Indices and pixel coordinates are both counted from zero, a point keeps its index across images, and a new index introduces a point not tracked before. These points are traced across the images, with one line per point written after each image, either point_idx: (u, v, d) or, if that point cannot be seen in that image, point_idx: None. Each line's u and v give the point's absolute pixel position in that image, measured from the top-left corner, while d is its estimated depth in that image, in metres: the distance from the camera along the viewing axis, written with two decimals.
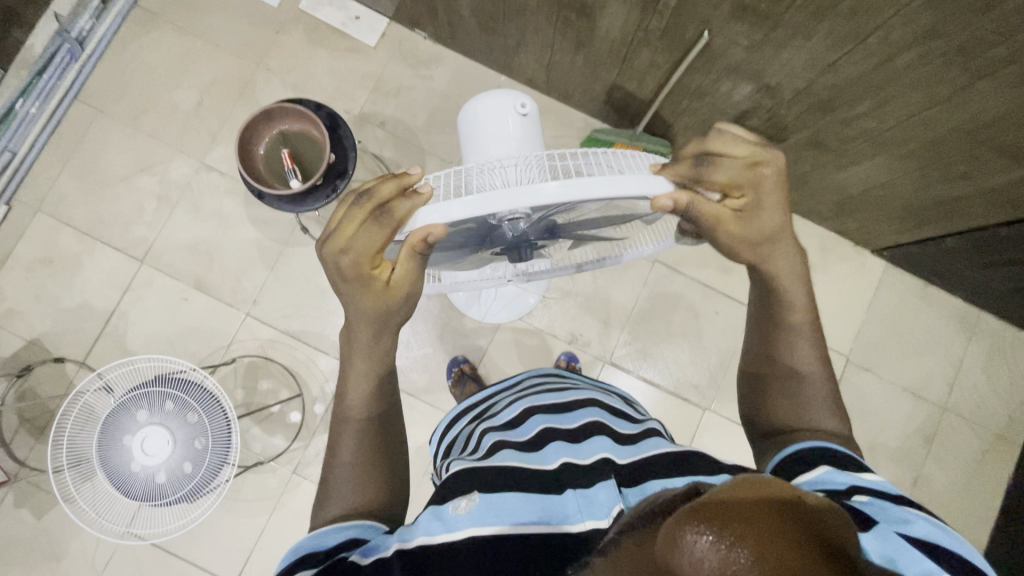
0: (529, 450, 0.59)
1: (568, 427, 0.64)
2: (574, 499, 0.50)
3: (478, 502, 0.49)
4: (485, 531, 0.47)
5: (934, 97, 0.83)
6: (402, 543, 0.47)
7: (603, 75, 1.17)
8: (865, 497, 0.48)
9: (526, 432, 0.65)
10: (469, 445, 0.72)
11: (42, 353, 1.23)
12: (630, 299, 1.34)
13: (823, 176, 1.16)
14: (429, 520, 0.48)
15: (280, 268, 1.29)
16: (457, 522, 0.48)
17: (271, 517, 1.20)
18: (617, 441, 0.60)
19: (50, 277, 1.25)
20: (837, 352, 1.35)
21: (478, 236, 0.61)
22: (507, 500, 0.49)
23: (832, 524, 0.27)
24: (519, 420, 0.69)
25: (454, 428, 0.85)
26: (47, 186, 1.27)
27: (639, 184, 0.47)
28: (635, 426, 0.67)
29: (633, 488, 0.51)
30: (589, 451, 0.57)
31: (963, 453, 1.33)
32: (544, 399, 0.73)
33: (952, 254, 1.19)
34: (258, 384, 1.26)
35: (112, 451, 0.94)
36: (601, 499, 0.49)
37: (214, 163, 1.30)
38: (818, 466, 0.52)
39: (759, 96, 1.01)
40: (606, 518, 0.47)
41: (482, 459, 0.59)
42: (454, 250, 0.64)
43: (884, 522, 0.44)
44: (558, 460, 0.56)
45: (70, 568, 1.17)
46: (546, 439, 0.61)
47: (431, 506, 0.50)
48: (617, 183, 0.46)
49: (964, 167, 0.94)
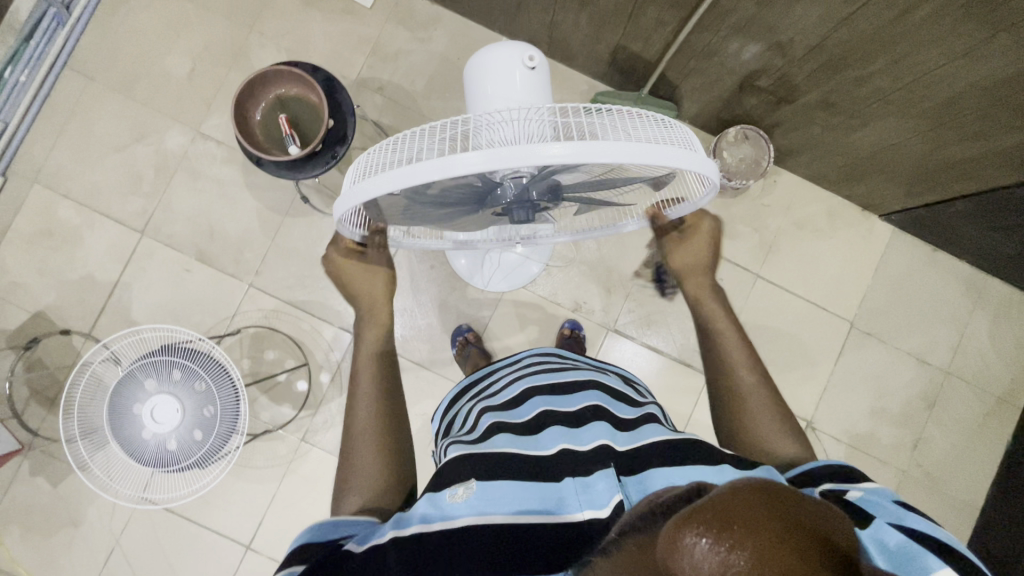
0: (526, 434, 0.61)
1: (568, 411, 0.64)
2: (573, 488, 0.52)
3: (475, 490, 0.51)
4: (485, 520, 0.49)
5: (952, 51, 0.80)
6: (398, 529, 0.49)
7: (608, 35, 1.13)
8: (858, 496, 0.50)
9: (524, 416, 0.65)
10: (467, 425, 0.73)
11: (47, 325, 1.23)
12: (635, 267, 1.33)
13: (834, 139, 1.13)
14: (428, 508, 0.50)
15: (282, 238, 1.28)
16: (455, 510, 0.50)
17: (283, 482, 1.23)
18: (615, 427, 0.61)
19: (51, 250, 1.25)
20: (841, 317, 1.35)
21: (477, 193, 0.58)
22: (505, 492, 0.51)
23: (832, 521, 0.28)
24: (518, 402, 0.69)
25: (454, 406, 0.86)
26: (43, 158, 1.25)
27: (643, 153, 0.44)
28: (634, 410, 0.67)
29: (633, 476, 0.52)
30: (588, 437, 0.58)
31: (964, 416, 1.34)
32: (543, 379, 0.73)
33: (961, 217, 1.17)
34: (264, 354, 1.26)
35: (122, 419, 0.95)
36: (600, 489, 0.51)
37: (210, 132, 1.28)
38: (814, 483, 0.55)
39: (770, 54, 0.98)
40: (606, 507, 0.49)
41: (479, 443, 0.60)
42: (448, 211, 0.61)
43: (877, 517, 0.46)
44: (556, 446, 0.57)
45: (88, 533, 1.20)
46: (545, 422, 0.62)
47: (428, 493, 0.52)
48: (625, 150, 0.43)
49: (978, 127, 0.92)
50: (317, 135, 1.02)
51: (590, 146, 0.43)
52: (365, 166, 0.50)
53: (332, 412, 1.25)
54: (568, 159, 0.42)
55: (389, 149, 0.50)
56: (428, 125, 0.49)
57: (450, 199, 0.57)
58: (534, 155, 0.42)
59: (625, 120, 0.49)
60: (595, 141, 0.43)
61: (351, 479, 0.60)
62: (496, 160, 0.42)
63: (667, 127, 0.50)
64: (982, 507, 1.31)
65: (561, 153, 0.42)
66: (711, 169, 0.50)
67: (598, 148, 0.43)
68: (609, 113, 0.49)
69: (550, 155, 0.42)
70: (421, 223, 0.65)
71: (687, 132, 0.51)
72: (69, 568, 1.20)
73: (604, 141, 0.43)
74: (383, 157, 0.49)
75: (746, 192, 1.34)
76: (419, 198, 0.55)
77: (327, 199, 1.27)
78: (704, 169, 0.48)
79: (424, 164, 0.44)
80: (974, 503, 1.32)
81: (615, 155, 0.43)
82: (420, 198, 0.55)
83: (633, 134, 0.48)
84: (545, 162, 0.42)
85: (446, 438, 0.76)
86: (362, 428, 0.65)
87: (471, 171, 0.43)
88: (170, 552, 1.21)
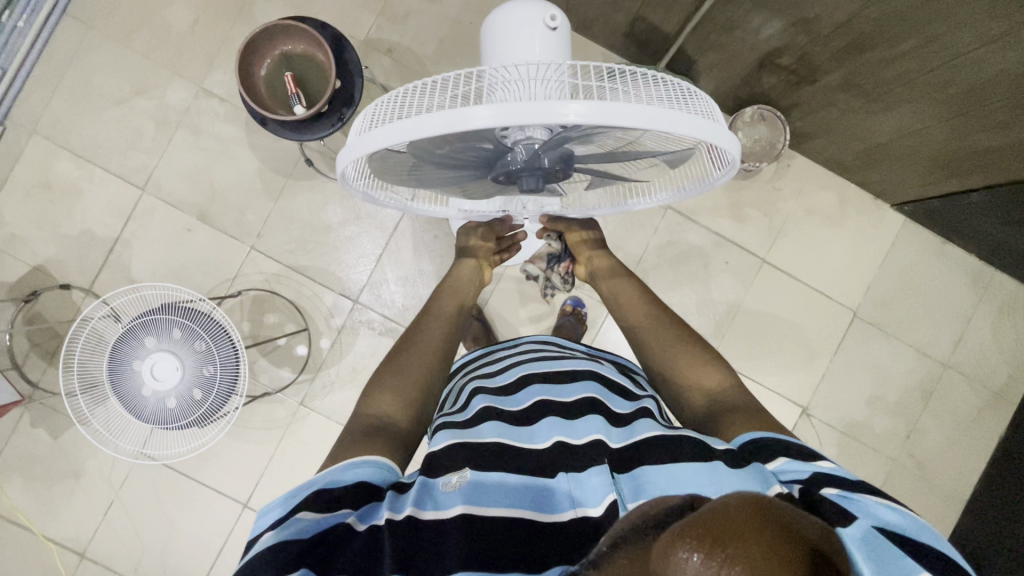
0: (520, 424, 0.62)
1: (564, 401, 0.65)
2: (565, 483, 0.54)
3: (468, 480, 0.54)
4: (476, 510, 0.51)
5: (986, 34, 0.77)
6: (393, 513, 0.50)
7: (628, 4, 1.09)
8: (835, 488, 0.50)
9: (521, 402, 0.66)
10: (458, 401, 0.73)
11: (47, 279, 1.23)
12: (640, 245, 1.31)
13: (853, 123, 1.10)
14: (420, 493, 0.52)
15: (284, 201, 1.26)
16: (447, 501, 0.52)
17: (282, 444, 1.24)
18: (611, 421, 0.63)
19: (51, 203, 1.23)
20: (845, 306, 1.34)
21: (485, 158, 0.56)
22: (496, 488, 0.53)
23: (808, 534, 0.31)
24: (514, 387, 0.69)
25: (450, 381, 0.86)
26: (42, 108, 1.22)
27: (662, 118, 0.42)
28: (633, 402, 0.68)
29: (626, 472, 0.54)
30: (583, 430, 0.60)
31: (959, 409, 1.35)
32: (541, 365, 0.73)
33: (975, 209, 1.15)
34: (264, 318, 1.26)
35: (122, 376, 0.95)
36: (593, 484, 0.53)
37: (213, 89, 1.25)
38: (776, 457, 0.54)
39: (794, 31, 0.95)
40: (599, 505, 0.52)
41: (471, 429, 0.61)
42: (453, 173, 0.58)
43: (860, 515, 0.46)
44: (548, 439, 0.59)
45: (87, 485, 1.22)
46: (540, 412, 0.63)
47: (421, 477, 0.54)
48: (643, 113, 0.41)
49: (1004, 116, 0.89)
50: (323, 95, 0.99)
51: (607, 107, 0.41)
52: (372, 117, 0.48)
53: (330, 377, 1.25)
54: (583, 119, 0.40)
55: (396, 101, 0.47)
56: (439, 77, 0.47)
57: (457, 159, 0.55)
58: (548, 113, 0.40)
59: (644, 86, 0.47)
60: (614, 102, 0.41)
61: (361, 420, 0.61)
62: (509, 115, 0.40)
63: (689, 96, 0.48)
64: (970, 498, 1.33)
65: (577, 112, 0.40)
66: (730, 142, 0.48)
67: (616, 111, 0.41)
68: (629, 75, 0.46)
69: (565, 116, 0.40)
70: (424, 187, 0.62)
71: (707, 101, 0.49)
72: (68, 518, 1.22)
73: (621, 103, 0.42)
74: (391, 109, 0.47)
75: (758, 175, 1.31)
76: (425, 153, 0.53)
77: (331, 163, 1.25)
78: (724, 142, 0.46)
79: (434, 115, 0.42)
80: (962, 494, 1.34)
81: (633, 120, 0.41)
82: (428, 154, 0.53)
83: (653, 100, 0.45)
84: (559, 120, 0.40)
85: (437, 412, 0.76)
86: (390, 378, 0.66)
87: (481, 125, 0.41)
88: (169, 507, 1.23)
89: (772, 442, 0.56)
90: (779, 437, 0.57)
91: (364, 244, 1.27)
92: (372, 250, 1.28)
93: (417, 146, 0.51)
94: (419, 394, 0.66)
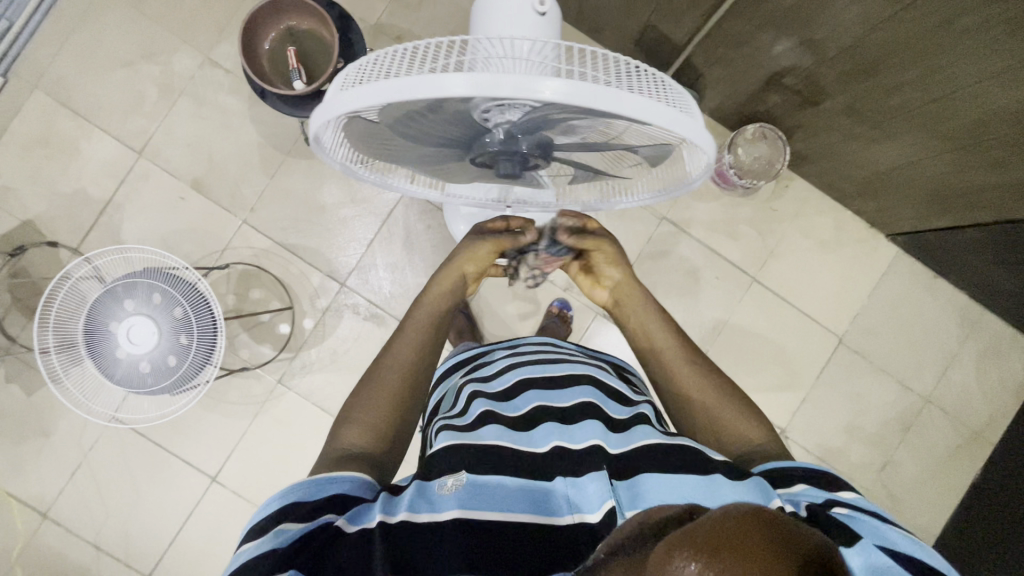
0: (518, 429, 0.61)
1: (561, 406, 0.64)
2: (563, 489, 0.54)
3: (464, 483, 0.53)
4: (473, 514, 0.50)
5: (987, 70, 0.78)
6: (387, 515, 0.49)
7: (639, 11, 1.09)
8: (845, 509, 0.50)
9: (519, 408, 0.65)
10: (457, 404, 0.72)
11: (35, 235, 1.22)
12: (632, 253, 1.31)
13: (853, 149, 1.10)
14: (416, 495, 0.51)
15: (281, 178, 1.25)
16: (443, 502, 0.51)
17: (256, 421, 1.24)
18: (608, 427, 0.62)
19: (46, 159, 1.22)
20: (831, 332, 1.34)
21: (465, 137, 0.55)
22: (493, 491, 0.52)
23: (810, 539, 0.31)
24: (511, 391, 0.69)
25: (444, 382, 0.84)
26: (46, 63, 1.22)
27: (638, 108, 0.42)
28: (628, 408, 0.67)
29: (624, 481, 0.54)
30: (580, 435, 0.59)
31: (936, 445, 1.34)
32: (536, 369, 0.72)
33: (967, 246, 1.16)
34: (249, 293, 1.25)
35: (98, 336, 0.94)
36: (590, 491, 0.53)
37: (219, 60, 1.24)
38: (795, 482, 0.55)
39: (801, 52, 0.95)
40: (596, 512, 0.52)
41: (470, 432, 0.60)
42: (433, 149, 0.58)
43: (865, 537, 0.47)
44: (548, 444, 0.59)
45: (56, 445, 1.21)
46: (538, 418, 0.63)
47: (416, 481, 0.53)
48: (620, 100, 0.41)
49: (999, 155, 0.90)
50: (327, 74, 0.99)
51: (583, 89, 0.40)
52: (350, 78, 0.47)
53: (310, 358, 1.25)
54: (556, 99, 0.40)
55: (376, 62, 0.47)
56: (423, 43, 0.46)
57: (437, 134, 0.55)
58: (523, 89, 0.40)
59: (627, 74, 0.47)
60: (591, 85, 0.41)
61: (352, 436, 0.59)
62: (484, 87, 0.40)
63: (670, 91, 0.47)
64: (940, 535, 1.32)
65: (552, 92, 0.40)
66: (707, 142, 0.47)
67: (592, 94, 0.41)
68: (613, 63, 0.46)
69: (542, 92, 0.40)
70: (402, 161, 0.62)
71: (689, 98, 0.49)
72: (34, 476, 1.21)
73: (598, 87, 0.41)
74: (369, 71, 0.46)
75: (756, 194, 1.31)
76: (403, 125, 0.52)
77: None
78: (700, 140, 0.46)
79: (408, 79, 0.41)
80: (931, 530, 1.33)
81: (610, 105, 0.41)
82: (406, 125, 0.53)
83: (634, 88, 0.45)
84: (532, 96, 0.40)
85: (435, 415, 0.75)
86: (382, 385, 0.65)
87: (454, 94, 0.41)
88: (136, 475, 1.22)
89: (788, 468, 0.57)
90: (788, 463, 0.58)
91: (357, 228, 1.27)
92: (364, 235, 1.27)
93: (394, 115, 0.50)
94: (409, 396, 0.65)
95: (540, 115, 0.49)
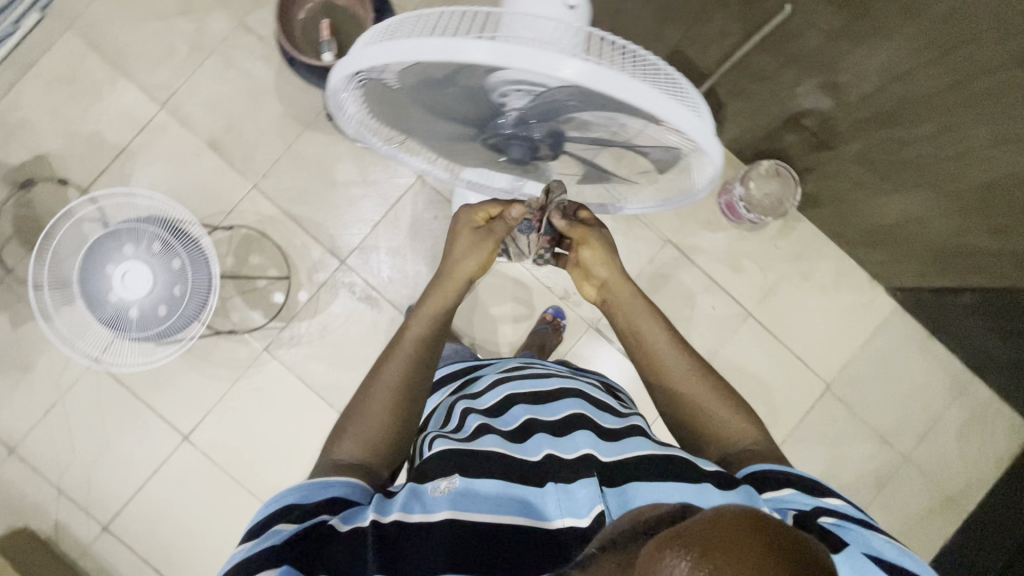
0: (514, 439, 0.60)
1: (553, 418, 0.63)
2: (555, 495, 0.52)
3: (457, 486, 0.52)
4: (463, 515, 0.50)
5: (999, 134, 0.79)
6: (379, 515, 0.50)
7: (669, 34, 1.11)
8: (832, 518, 0.50)
9: (511, 421, 0.64)
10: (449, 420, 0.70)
11: (47, 171, 1.23)
12: (633, 271, 1.31)
13: (863, 198, 1.11)
14: (407, 498, 0.52)
15: (297, 148, 1.26)
16: (435, 505, 0.51)
17: (236, 385, 1.23)
18: (600, 435, 0.60)
19: (69, 98, 1.23)
20: (819, 377, 1.34)
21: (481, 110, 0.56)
22: (483, 496, 0.52)
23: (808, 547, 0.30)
24: (502, 404, 0.67)
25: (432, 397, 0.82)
26: (83, 5, 1.24)
27: (652, 100, 0.43)
28: (621, 419, 0.66)
29: (614, 487, 0.52)
30: (574, 445, 0.58)
31: (910, 504, 1.34)
32: (528, 381, 0.71)
33: (963, 310, 1.16)
34: (249, 257, 1.25)
35: (92, 276, 0.95)
36: (580, 498, 0.51)
37: (253, 26, 1.26)
38: (784, 486, 0.54)
39: (823, 95, 0.96)
40: (588, 515, 0.50)
41: (467, 441, 0.59)
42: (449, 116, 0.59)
43: (853, 544, 0.48)
44: (542, 452, 0.57)
45: (34, 381, 1.21)
46: (531, 429, 0.61)
47: (409, 485, 0.53)
48: (636, 87, 0.42)
49: (1004, 221, 0.90)
50: None
51: (600, 71, 0.41)
52: (378, 32, 0.49)
53: (300, 330, 1.25)
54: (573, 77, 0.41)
55: (405, 20, 0.48)
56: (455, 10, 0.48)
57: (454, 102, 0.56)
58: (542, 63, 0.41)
59: (648, 69, 0.48)
60: (610, 69, 0.42)
61: (347, 442, 0.60)
62: (504, 55, 0.41)
63: (686, 94, 0.48)
64: None
65: (570, 70, 0.41)
66: (715, 148, 0.48)
67: (609, 78, 0.42)
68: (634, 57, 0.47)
69: (560, 70, 0.41)
70: (416, 126, 0.63)
71: (703, 104, 0.50)
72: (7, 409, 1.20)
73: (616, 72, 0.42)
74: (398, 27, 0.47)
75: (762, 230, 1.32)
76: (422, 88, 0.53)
77: None
78: (708, 144, 0.47)
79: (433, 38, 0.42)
80: None
81: (624, 91, 0.42)
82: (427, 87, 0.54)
83: (652, 82, 0.46)
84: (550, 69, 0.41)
85: (427, 429, 0.73)
86: (378, 394, 0.63)
87: (473, 58, 0.41)
88: (109, 423, 1.22)
89: (777, 471, 0.56)
90: (777, 466, 0.57)
91: (364, 208, 1.28)
92: (371, 216, 1.28)
93: (413, 76, 0.51)
94: (400, 398, 0.64)
95: (558, 95, 0.50)
